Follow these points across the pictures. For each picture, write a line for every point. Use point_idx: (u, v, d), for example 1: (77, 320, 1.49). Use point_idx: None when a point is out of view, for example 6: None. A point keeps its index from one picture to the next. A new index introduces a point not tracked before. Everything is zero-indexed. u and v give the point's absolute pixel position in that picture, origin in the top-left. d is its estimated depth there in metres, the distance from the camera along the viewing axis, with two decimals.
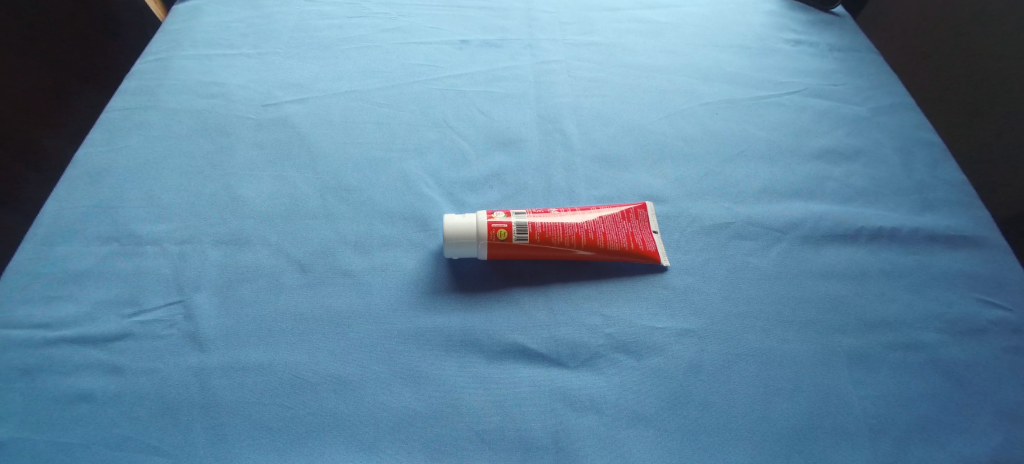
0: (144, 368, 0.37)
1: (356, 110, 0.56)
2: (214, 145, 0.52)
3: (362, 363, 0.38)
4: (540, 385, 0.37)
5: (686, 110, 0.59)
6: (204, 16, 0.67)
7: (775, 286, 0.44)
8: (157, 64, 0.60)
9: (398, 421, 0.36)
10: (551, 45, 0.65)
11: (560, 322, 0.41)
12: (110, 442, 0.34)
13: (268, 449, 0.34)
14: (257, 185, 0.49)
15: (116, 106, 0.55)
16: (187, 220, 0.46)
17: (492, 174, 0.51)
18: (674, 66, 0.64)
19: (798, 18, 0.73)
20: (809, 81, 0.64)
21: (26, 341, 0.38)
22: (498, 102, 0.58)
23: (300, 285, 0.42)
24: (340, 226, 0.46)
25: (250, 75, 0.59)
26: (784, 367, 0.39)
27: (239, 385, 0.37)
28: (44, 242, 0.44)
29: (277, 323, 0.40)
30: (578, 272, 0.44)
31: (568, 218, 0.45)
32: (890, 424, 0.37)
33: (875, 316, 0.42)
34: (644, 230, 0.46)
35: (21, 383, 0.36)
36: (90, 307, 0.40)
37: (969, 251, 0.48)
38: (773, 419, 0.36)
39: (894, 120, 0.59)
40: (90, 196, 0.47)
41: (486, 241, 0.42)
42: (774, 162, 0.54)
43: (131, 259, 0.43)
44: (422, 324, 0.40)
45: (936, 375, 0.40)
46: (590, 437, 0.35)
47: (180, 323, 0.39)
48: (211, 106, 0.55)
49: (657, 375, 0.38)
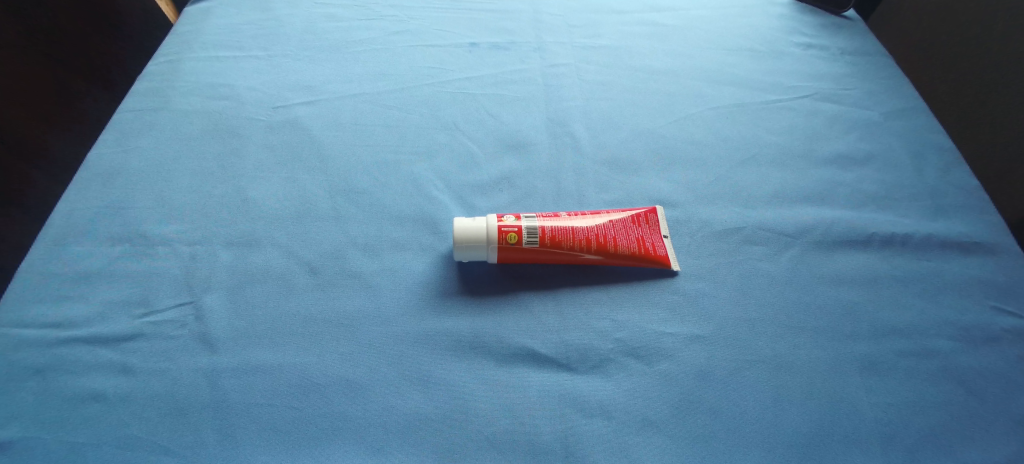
0: (156, 368, 0.37)
1: (365, 112, 0.56)
2: (224, 146, 0.52)
3: (371, 364, 0.38)
4: (550, 389, 0.37)
5: (696, 114, 0.59)
6: (213, 17, 0.68)
7: (786, 292, 0.43)
8: (167, 66, 0.61)
9: (408, 422, 0.36)
10: (559, 48, 0.65)
11: (569, 326, 0.40)
12: (121, 442, 0.34)
13: (278, 450, 0.34)
14: (267, 186, 0.49)
15: (128, 107, 0.56)
16: (198, 221, 0.46)
17: (502, 177, 0.51)
18: (683, 70, 0.64)
19: (809, 21, 0.73)
20: (820, 85, 0.63)
21: (38, 341, 0.38)
22: (507, 105, 0.58)
23: (310, 286, 0.42)
24: (349, 228, 0.46)
25: (260, 77, 0.60)
26: (794, 374, 0.39)
27: (249, 386, 0.37)
28: (58, 242, 0.44)
29: (287, 325, 0.40)
30: (588, 276, 0.44)
31: (578, 222, 0.44)
32: (903, 432, 0.37)
33: (888, 322, 0.42)
34: (654, 234, 0.46)
35: (33, 383, 0.36)
36: (102, 307, 0.40)
37: (982, 258, 0.47)
38: (783, 426, 0.36)
39: (906, 125, 0.59)
40: (103, 197, 0.47)
41: (496, 244, 0.42)
42: (784, 167, 0.54)
43: (142, 259, 0.43)
44: (432, 326, 0.40)
45: (949, 383, 0.39)
46: (600, 443, 0.35)
47: (190, 324, 0.40)
48: (222, 108, 0.56)
49: (666, 380, 0.38)
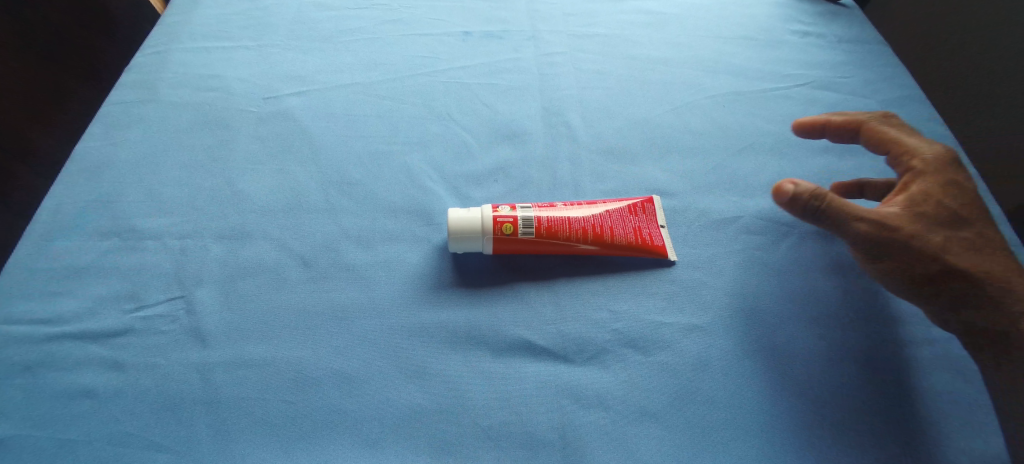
0: (146, 364, 0.37)
1: (358, 103, 0.55)
2: (214, 138, 0.51)
3: (365, 358, 0.38)
4: (546, 381, 0.37)
5: (692, 103, 0.58)
6: (202, 8, 0.67)
7: (784, 281, 0.43)
8: (154, 58, 0.60)
9: (403, 416, 0.35)
10: (553, 37, 0.64)
11: (567, 317, 0.40)
12: (112, 440, 0.34)
13: (271, 446, 0.34)
14: (258, 179, 0.48)
15: (113, 99, 0.55)
16: (188, 215, 0.45)
17: (497, 168, 0.50)
18: (680, 59, 0.63)
19: (806, 9, 0.72)
20: (816, 73, 0.63)
21: (27, 337, 0.38)
22: (502, 95, 0.57)
23: (302, 279, 0.42)
24: (342, 220, 0.46)
25: (251, 68, 0.58)
26: (790, 363, 0.38)
27: (241, 381, 0.36)
28: (45, 237, 0.43)
29: (280, 318, 0.39)
30: (584, 266, 0.43)
31: (574, 211, 0.44)
32: (902, 420, 0.36)
33: (887, 310, 0.41)
34: (651, 224, 0.46)
35: (23, 380, 0.36)
36: (91, 303, 0.40)
37: None
38: (782, 417, 0.36)
39: (903, 112, 0.58)
40: (90, 191, 0.46)
41: (492, 235, 0.42)
42: (782, 155, 0.54)
43: (131, 253, 0.42)
44: (427, 318, 0.40)
45: (951, 371, 0.38)
46: (599, 434, 0.35)
47: (181, 319, 0.39)
48: (211, 99, 0.55)
49: (665, 370, 0.38)
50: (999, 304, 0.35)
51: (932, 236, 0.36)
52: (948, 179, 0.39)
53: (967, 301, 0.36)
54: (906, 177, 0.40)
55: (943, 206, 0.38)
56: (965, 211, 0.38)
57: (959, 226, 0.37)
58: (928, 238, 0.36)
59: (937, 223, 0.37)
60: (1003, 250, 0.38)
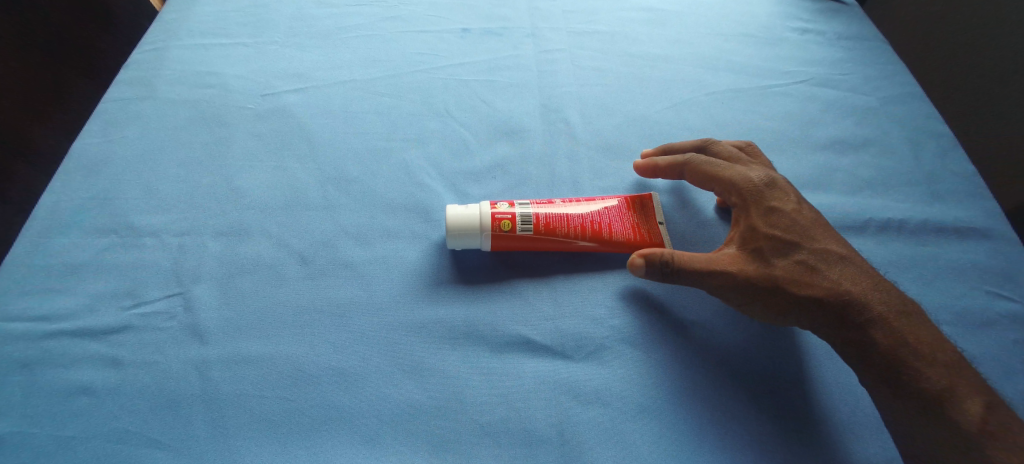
0: (144, 361, 0.37)
1: (356, 99, 0.55)
2: (212, 136, 0.51)
3: (364, 355, 0.38)
4: (544, 378, 0.37)
5: (692, 100, 0.58)
6: (200, 4, 0.66)
7: None
8: (152, 55, 0.59)
9: (402, 413, 0.35)
10: (553, 34, 0.64)
11: (565, 314, 0.40)
12: (110, 437, 0.34)
13: (269, 443, 0.34)
14: (257, 176, 0.48)
15: (111, 96, 0.55)
16: (186, 212, 0.45)
17: (496, 165, 0.50)
18: (679, 56, 0.63)
19: (806, 6, 0.72)
20: (815, 70, 0.63)
21: (25, 334, 0.38)
22: (500, 92, 0.57)
23: (301, 276, 0.41)
24: (341, 217, 0.45)
25: (249, 65, 0.58)
26: (787, 360, 0.38)
27: (240, 378, 0.36)
28: (43, 234, 0.43)
29: (278, 315, 0.39)
30: (582, 263, 0.43)
31: (572, 208, 0.44)
32: None
33: None
34: (649, 221, 0.45)
35: (21, 377, 0.36)
36: (89, 300, 0.40)
37: (977, 243, 0.47)
38: (779, 414, 0.36)
39: (902, 110, 0.58)
40: (88, 188, 0.46)
41: (490, 232, 0.42)
42: (780, 153, 0.54)
43: (129, 250, 0.42)
44: (426, 315, 0.40)
45: None
46: (596, 431, 0.35)
47: (180, 315, 0.39)
48: (209, 96, 0.55)
49: (663, 367, 0.38)
50: (842, 315, 0.37)
51: (770, 271, 0.38)
52: (765, 206, 0.41)
53: (818, 321, 0.37)
54: (735, 216, 0.42)
55: (770, 235, 0.39)
56: (789, 233, 0.40)
57: (789, 250, 0.39)
58: (765, 275, 0.38)
59: (769, 255, 0.39)
60: (842, 258, 0.39)
